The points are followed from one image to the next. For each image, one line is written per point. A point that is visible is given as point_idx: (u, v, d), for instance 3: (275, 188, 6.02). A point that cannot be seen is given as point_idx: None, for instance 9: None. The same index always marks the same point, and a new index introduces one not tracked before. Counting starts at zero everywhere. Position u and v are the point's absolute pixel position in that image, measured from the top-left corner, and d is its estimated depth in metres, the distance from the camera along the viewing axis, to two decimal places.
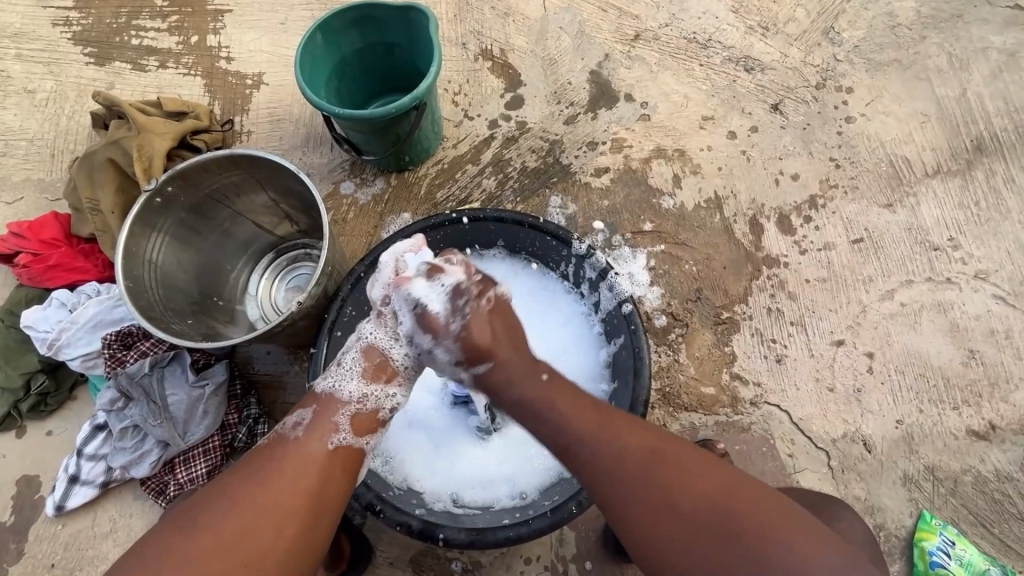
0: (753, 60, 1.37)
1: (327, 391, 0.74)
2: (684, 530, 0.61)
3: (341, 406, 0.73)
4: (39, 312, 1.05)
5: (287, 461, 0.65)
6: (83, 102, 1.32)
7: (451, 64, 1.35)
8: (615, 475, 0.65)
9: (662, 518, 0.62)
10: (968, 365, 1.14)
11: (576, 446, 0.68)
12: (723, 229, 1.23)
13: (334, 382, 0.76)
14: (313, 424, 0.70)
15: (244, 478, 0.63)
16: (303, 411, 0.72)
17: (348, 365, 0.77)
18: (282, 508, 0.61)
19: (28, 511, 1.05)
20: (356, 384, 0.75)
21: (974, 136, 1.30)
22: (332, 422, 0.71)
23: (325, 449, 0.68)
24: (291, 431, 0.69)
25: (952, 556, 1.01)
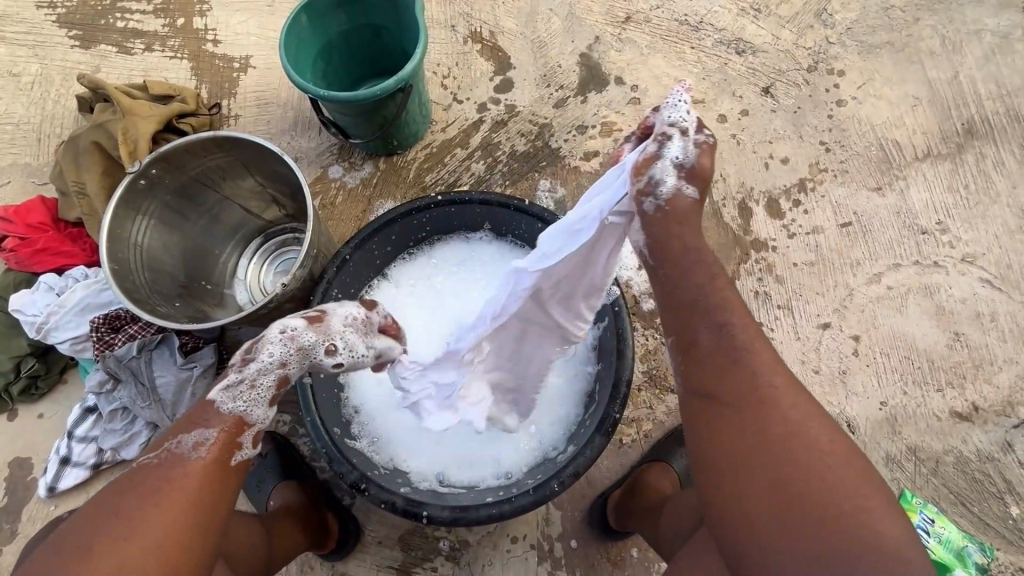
0: (745, 43, 1.36)
1: (235, 414, 0.66)
2: (776, 462, 0.57)
3: (249, 428, 0.67)
4: (27, 296, 1.05)
5: (186, 479, 0.61)
6: (69, 85, 1.31)
7: (440, 47, 1.34)
8: (737, 385, 0.62)
9: (760, 439, 0.59)
10: (953, 347, 1.15)
11: (705, 329, 0.65)
12: (712, 213, 1.23)
13: (244, 406, 0.67)
14: (217, 442, 0.64)
15: (137, 499, 0.59)
16: (206, 427, 0.64)
17: (261, 390, 0.68)
18: (182, 525, 0.59)
19: (21, 492, 1.07)
20: (266, 409, 0.68)
21: (965, 120, 1.29)
22: (236, 441, 0.65)
23: (227, 463, 0.64)
24: (189, 451, 0.63)
25: (932, 533, 1.00)
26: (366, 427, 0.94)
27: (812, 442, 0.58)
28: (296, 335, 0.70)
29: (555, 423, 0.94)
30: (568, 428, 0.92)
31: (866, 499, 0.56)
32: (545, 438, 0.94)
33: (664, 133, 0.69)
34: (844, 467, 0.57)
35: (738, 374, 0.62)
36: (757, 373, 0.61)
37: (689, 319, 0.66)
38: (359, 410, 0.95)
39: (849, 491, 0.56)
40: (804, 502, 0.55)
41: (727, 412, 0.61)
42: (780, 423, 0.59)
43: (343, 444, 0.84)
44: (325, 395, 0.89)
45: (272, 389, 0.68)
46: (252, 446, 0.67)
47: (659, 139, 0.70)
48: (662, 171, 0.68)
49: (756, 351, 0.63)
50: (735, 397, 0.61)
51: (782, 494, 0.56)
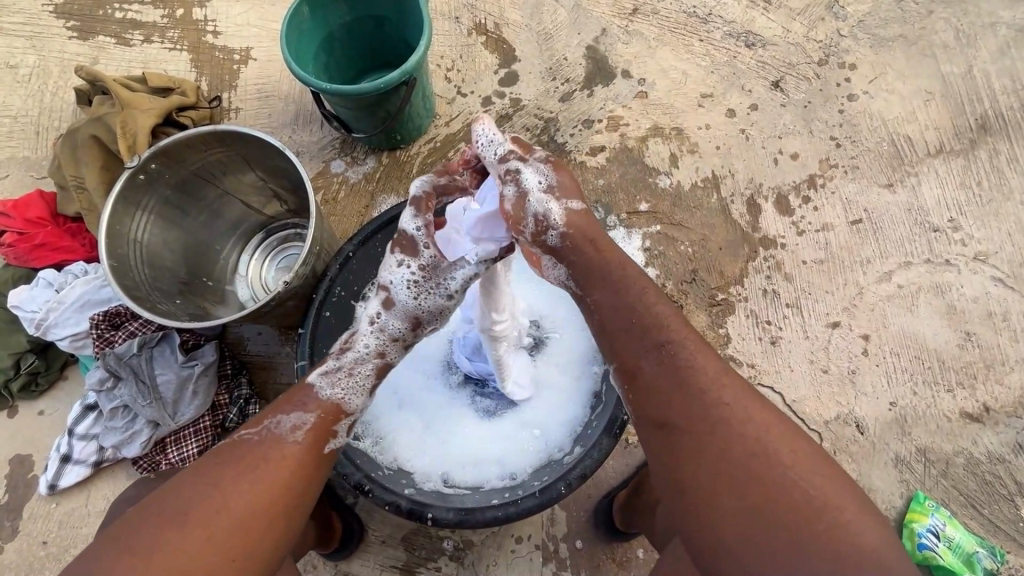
0: (754, 36, 1.33)
1: (334, 402, 0.69)
2: (742, 477, 0.56)
3: (345, 416, 0.70)
4: (26, 292, 1.03)
5: (281, 462, 0.62)
6: (66, 78, 1.29)
7: (444, 39, 1.31)
8: (693, 405, 0.61)
9: (725, 457, 0.57)
10: (964, 347, 1.14)
11: (650, 346, 0.65)
12: (720, 210, 1.21)
13: (342, 393, 0.70)
14: (313, 428, 0.66)
15: (234, 473, 0.60)
16: (303, 411, 0.67)
17: (357, 378, 0.72)
18: (272, 509, 0.59)
19: (22, 489, 1.06)
20: (364, 398, 0.72)
21: (979, 115, 1.27)
22: (331, 430, 0.68)
23: (320, 450, 0.66)
24: (290, 434, 0.64)
25: (942, 538, 1.02)
26: (369, 426, 0.92)
27: (778, 453, 0.57)
28: (384, 326, 0.74)
29: (561, 424, 0.91)
30: (574, 429, 0.90)
31: (839, 503, 0.54)
32: (552, 439, 0.91)
33: (507, 175, 0.68)
34: (810, 473, 0.56)
35: (691, 395, 0.61)
36: (713, 387, 0.61)
37: (631, 330, 0.66)
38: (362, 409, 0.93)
39: (820, 497, 0.54)
40: (776, 515, 0.54)
41: (687, 433, 0.60)
42: (742, 435, 0.58)
43: (346, 444, 0.83)
44: None
45: (370, 377, 0.73)
46: (342, 437, 0.70)
47: (509, 179, 0.68)
48: (541, 204, 0.68)
49: (707, 367, 0.63)
50: (689, 417, 0.60)
51: (754, 510, 0.55)
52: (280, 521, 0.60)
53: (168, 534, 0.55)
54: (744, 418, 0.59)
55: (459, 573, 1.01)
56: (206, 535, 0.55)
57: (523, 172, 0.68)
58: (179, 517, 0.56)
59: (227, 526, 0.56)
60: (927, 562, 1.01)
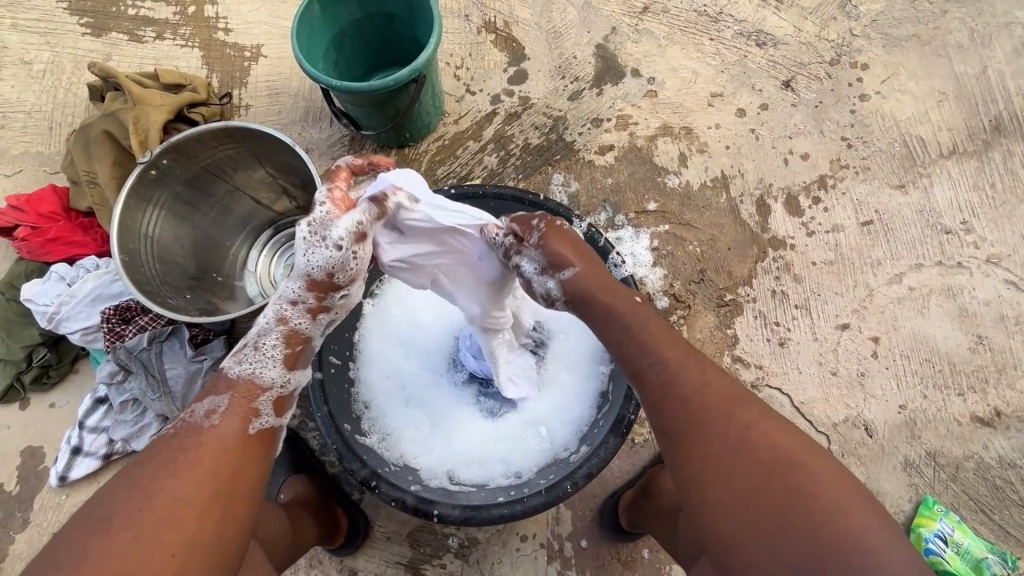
0: (765, 35, 1.33)
1: (245, 377, 0.67)
2: (735, 475, 0.57)
3: (261, 391, 0.67)
4: (39, 285, 1.05)
5: (200, 450, 0.60)
6: (80, 74, 1.30)
7: (453, 37, 1.31)
8: (682, 413, 0.62)
9: (716, 458, 0.59)
10: (975, 351, 1.12)
11: (643, 364, 0.66)
12: (729, 210, 1.21)
13: (252, 368, 0.67)
14: (229, 410, 0.64)
15: (155, 469, 0.58)
16: (217, 397, 0.65)
17: (267, 350, 0.69)
18: (198, 499, 0.57)
19: (33, 480, 1.07)
20: (278, 371, 0.69)
21: (993, 116, 1.25)
22: (252, 408, 0.65)
23: (243, 431, 0.63)
24: (204, 421, 0.63)
25: (949, 543, 1.01)
26: (376, 422, 0.92)
27: (768, 450, 0.58)
28: (287, 292, 0.71)
29: (568, 423, 0.92)
30: (580, 427, 0.90)
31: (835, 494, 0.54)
32: (558, 438, 0.91)
33: (510, 264, 0.77)
34: (806, 469, 0.56)
35: (681, 404, 0.62)
36: (702, 393, 0.62)
37: (622, 351, 0.69)
38: (369, 405, 0.93)
39: (816, 494, 0.54)
40: (771, 510, 0.55)
41: (682, 438, 0.61)
42: (734, 437, 0.59)
43: (354, 440, 0.84)
44: (336, 389, 0.87)
45: (281, 346, 0.69)
46: (272, 414, 0.66)
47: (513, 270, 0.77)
48: (541, 284, 0.74)
49: (693, 377, 0.64)
50: (681, 424, 0.62)
51: (748, 507, 0.56)
52: (209, 511, 0.57)
53: (90, 542, 0.53)
54: (735, 420, 0.60)
55: (463, 571, 1.01)
56: (130, 536, 0.54)
57: (518, 262, 0.75)
58: (101, 523, 0.54)
59: (152, 520, 0.55)
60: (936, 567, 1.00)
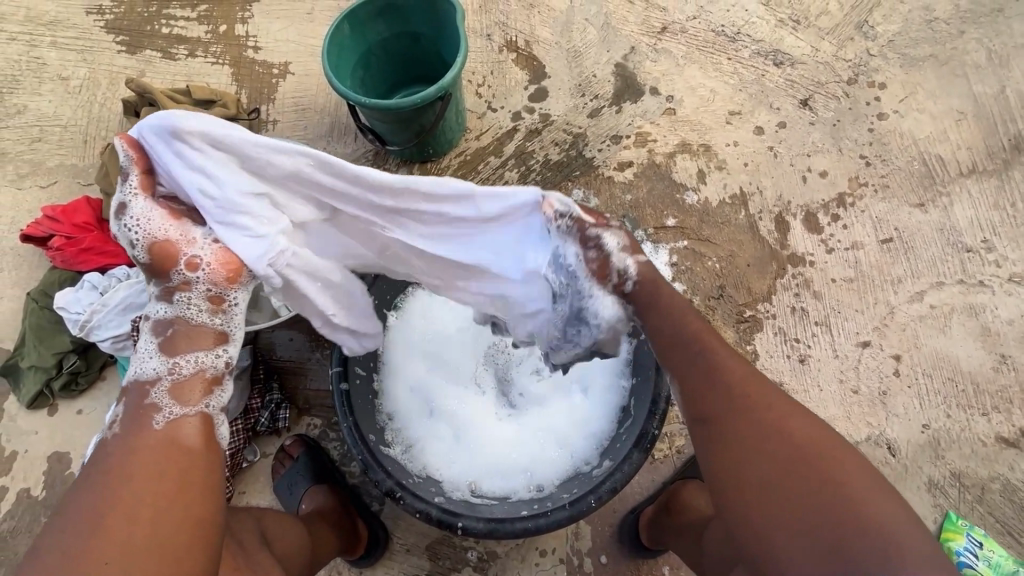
0: (783, 55, 1.34)
1: (130, 379, 0.64)
2: (764, 471, 0.58)
3: (150, 386, 0.63)
4: (72, 294, 1.08)
5: (108, 458, 0.59)
6: (115, 89, 1.35)
7: (476, 55, 1.35)
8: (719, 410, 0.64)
9: (751, 455, 0.59)
10: (999, 370, 1.11)
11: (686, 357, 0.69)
12: (748, 226, 1.21)
13: (138, 369, 0.65)
14: (132, 416, 0.62)
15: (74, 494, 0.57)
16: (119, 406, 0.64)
17: (141, 346, 0.65)
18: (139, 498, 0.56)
19: (59, 486, 1.09)
20: (159, 360, 0.64)
21: (1012, 135, 1.26)
22: (148, 403, 0.63)
23: (149, 430, 0.61)
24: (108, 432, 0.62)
25: (980, 557, 0.99)
26: (398, 433, 0.93)
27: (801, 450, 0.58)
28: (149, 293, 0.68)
29: (589, 435, 0.92)
30: (601, 442, 0.90)
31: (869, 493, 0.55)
32: (579, 450, 0.92)
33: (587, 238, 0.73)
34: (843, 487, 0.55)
35: (720, 394, 0.64)
36: (743, 392, 0.63)
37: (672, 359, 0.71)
38: (393, 417, 0.94)
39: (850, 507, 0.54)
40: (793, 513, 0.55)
41: (715, 433, 0.63)
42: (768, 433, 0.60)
43: (378, 451, 0.84)
44: (362, 401, 0.88)
45: (150, 339, 0.65)
46: (173, 403, 0.63)
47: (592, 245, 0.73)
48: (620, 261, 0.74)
49: (729, 368, 0.66)
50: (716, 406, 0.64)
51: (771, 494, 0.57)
52: (111, 523, 0.55)
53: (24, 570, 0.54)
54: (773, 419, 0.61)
55: None
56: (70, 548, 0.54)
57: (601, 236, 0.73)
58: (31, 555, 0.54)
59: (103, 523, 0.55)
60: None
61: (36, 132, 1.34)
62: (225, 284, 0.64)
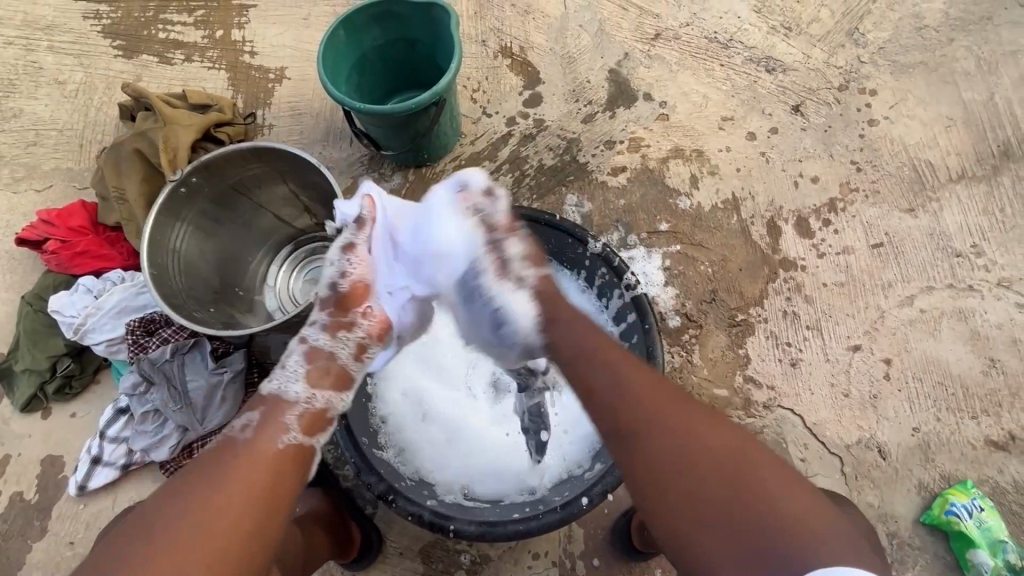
0: (775, 61, 1.36)
1: (272, 393, 0.72)
2: (688, 478, 0.59)
3: (289, 407, 0.70)
4: (66, 297, 1.08)
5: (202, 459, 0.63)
6: (111, 93, 1.36)
7: (471, 61, 1.36)
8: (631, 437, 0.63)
9: (664, 476, 0.60)
10: (988, 374, 1.12)
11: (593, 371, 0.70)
12: (740, 231, 1.22)
13: (278, 385, 0.73)
14: (255, 423, 0.68)
15: (191, 481, 0.61)
16: (251, 411, 0.69)
17: (291, 367, 0.74)
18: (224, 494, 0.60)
19: (52, 490, 1.09)
20: (301, 387, 0.73)
21: (1001, 142, 1.27)
22: (280, 422, 0.69)
23: (274, 446, 0.66)
24: (239, 433, 0.67)
25: (974, 516, 1.01)
26: (392, 437, 0.94)
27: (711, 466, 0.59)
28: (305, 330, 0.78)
29: (581, 437, 0.93)
30: (593, 445, 0.91)
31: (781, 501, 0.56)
32: (571, 453, 0.92)
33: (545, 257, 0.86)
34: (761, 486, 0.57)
35: (636, 408, 0.65)
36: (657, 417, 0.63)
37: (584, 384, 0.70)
38: (386, 420, 0.95)
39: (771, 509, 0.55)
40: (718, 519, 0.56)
41: (633, 458, 0.63)
42: (678, 451, 0.60)
43: (371, 454, 0.85)
44: (356, 404, 0.89)
45: (300, 363, 0.75)
46: (298, 432, 0.69)
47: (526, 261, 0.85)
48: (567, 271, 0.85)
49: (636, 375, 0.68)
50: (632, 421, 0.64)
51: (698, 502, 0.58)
52: (213, 526, 0.57)
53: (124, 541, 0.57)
54: (686, 438, 0.61)
55: None
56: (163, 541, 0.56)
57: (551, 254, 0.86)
58: (140, 528, 0.57)
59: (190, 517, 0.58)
60: (948, 527, 1.01)
61: (32, 136, 1.34)
62: (376, 338, 0.80)
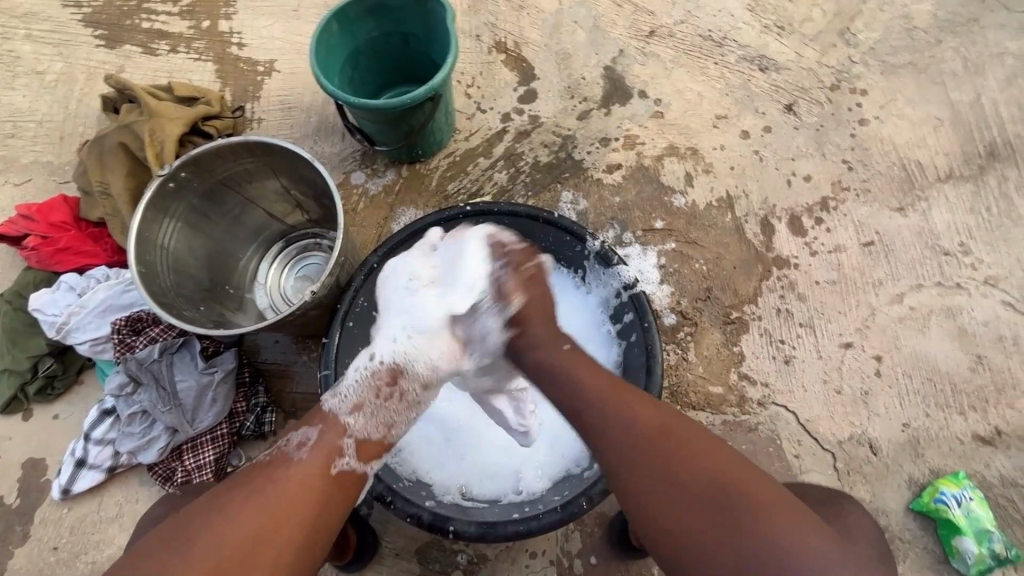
0: (768, 60, 1.36)
1: (333, 414, 0.74)
2: (681, 502, 0.58)
3: (347, 432, 0.72)
4: (48, 295, 1.04)
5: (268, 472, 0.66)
6: (92, 84, 1.31)
7: (465, 56, 1.34)
8: (624, 473, 0.62)
9: (670, 515, 0.58)
10: (975, 370, 1.15)
11: (580, 406, 0.68)
12: (734, 229, 1.23)
13: (339, 406, 0.75)
14: (318, 445, 0.70)
15: (248, 489, 0.63)
16: (308, 429, 0.72)
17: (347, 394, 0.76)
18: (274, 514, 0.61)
19: (34, 494, 1.05)
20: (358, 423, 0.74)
21: (987, 142, 1.29)
22: (338, 445, 0.71)
23: (328, 470, 0.67)
24: (295, 452, 0.69)
25: (963, 506, 1.02)
26: None
27: (719, 495, 0.57)
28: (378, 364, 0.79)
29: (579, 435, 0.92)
30: None
31: (783, 530, 0.54)
32: (569, 451, 0.91)
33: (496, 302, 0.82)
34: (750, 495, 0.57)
35: (624, 439, 0.63)
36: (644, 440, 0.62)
37: (567, 408, 0.69)
38: None
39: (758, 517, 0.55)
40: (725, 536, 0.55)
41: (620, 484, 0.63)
42: (676, 479, 0.59)
43: None
44: None
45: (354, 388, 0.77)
46: (351, 456, 0.71)
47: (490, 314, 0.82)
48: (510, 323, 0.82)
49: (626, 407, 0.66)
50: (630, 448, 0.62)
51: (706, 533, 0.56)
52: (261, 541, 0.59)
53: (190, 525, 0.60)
54: (682, 458, 0.60)
55: None
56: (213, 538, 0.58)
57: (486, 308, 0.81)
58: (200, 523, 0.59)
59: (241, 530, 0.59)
60: (936, 515, 1.04)
61: (10, 128, 1.30)
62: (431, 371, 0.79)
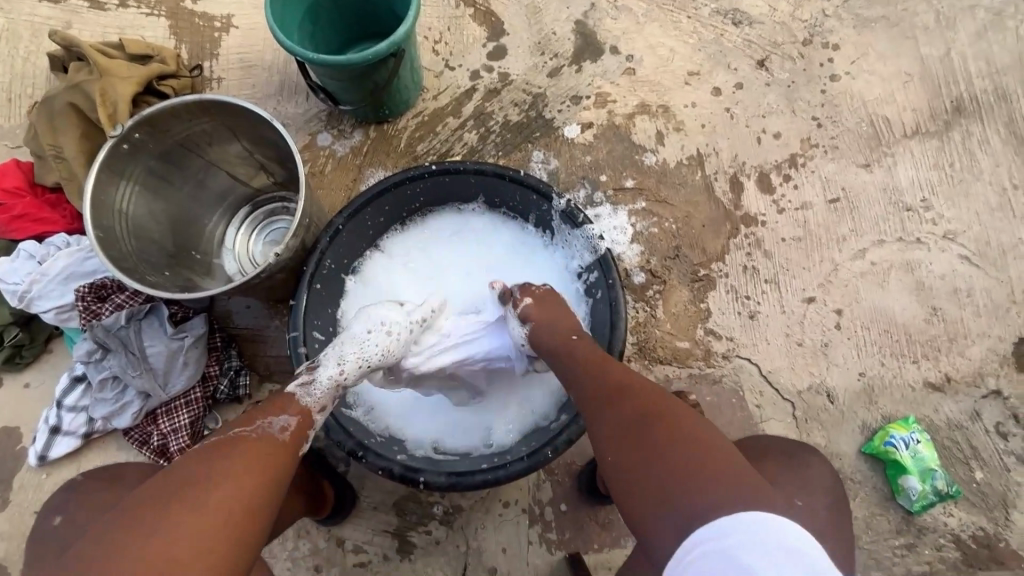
0: (741, 14, 1.34)
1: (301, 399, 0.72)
2: (648, 439, 0.60)
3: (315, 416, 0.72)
4: (7, 263, 1.02)
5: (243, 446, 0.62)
6: (39, 42, 1.25)
7: (431, 10, 1.30)
8: (601, 423, 0.66)
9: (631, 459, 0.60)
10: (929, 321, 1.19)
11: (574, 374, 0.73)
12: (704, 186, 1.24)
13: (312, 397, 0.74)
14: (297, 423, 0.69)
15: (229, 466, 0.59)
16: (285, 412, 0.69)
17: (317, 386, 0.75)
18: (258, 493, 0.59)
19: (11, 461, 1.06)
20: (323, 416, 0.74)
21: (954, 98, 1.30)
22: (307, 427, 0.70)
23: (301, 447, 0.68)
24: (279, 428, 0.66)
25: (910, 448, 1.09)
26: (360, 393, 0.95)
27: (679, 447, 0.58)
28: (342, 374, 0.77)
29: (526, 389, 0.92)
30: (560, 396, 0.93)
31: (728, 473, 0.54)
32: (539, 405, 0.94)
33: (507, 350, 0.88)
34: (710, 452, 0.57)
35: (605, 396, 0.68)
36: (626, 394, 0.66)
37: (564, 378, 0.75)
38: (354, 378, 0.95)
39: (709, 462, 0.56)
40: (676, 470, 0.56)
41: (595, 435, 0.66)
42: (644, 427, 0.61)
43: (340, 413, 0.86)
44: None
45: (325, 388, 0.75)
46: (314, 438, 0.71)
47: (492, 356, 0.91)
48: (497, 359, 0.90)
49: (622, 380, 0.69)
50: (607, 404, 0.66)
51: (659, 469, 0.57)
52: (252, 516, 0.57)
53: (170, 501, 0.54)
54: (651, 413, 0.62)
55: (448, 536, 1.05)
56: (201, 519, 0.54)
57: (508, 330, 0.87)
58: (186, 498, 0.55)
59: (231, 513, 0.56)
60: (885, 457, 1.10)
61: None
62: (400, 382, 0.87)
